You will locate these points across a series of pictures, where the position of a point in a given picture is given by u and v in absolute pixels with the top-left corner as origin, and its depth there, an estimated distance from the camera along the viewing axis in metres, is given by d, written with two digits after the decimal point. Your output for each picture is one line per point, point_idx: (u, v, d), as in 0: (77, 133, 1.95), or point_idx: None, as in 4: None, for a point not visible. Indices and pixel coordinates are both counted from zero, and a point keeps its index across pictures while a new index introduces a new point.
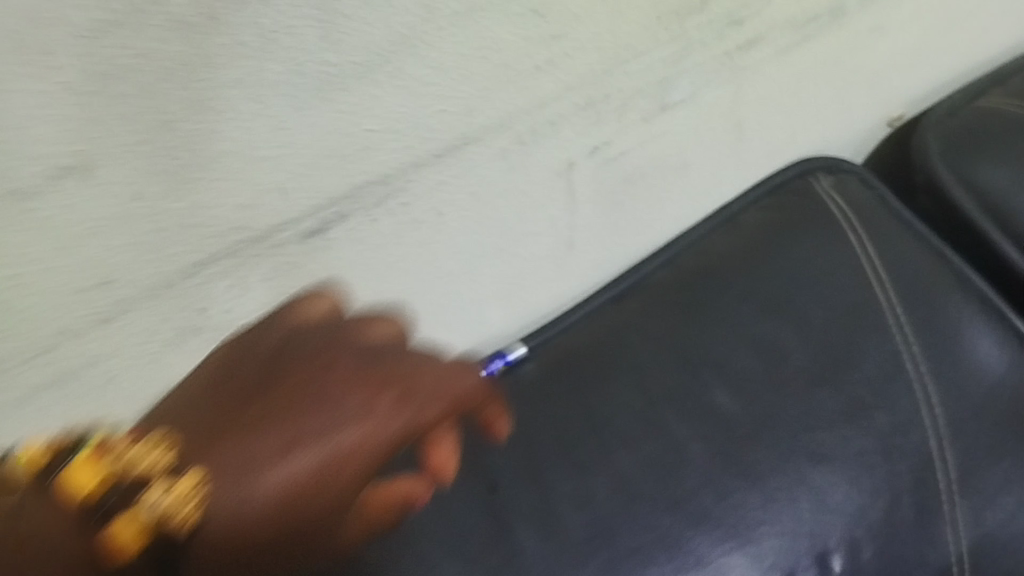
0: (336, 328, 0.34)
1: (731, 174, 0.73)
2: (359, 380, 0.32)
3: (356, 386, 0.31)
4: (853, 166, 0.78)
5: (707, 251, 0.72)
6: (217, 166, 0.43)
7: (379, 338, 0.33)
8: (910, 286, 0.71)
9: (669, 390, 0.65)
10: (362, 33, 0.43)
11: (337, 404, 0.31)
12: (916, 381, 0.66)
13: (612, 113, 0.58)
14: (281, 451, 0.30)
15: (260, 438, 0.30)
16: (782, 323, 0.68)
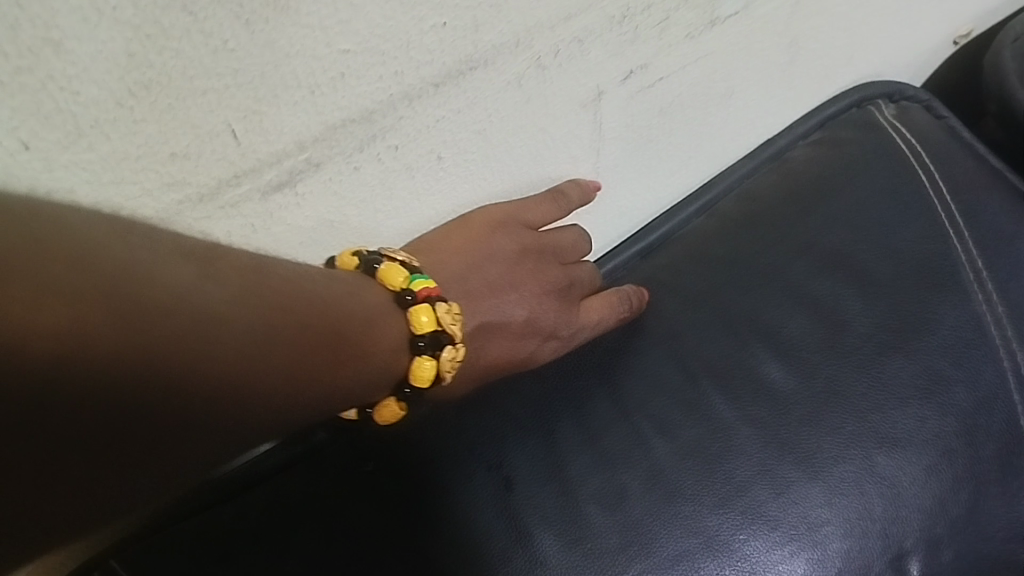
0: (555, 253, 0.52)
1: (780, 103, 0.61)
2: (546, 307, 0.51)
3: (545, 323, 0.51)
4: (918, 93, 0.67)
5: (749, 198, 0.62)
6: (135, 104, 0.31)
7: (563, 260, 0.53)
8: (988, 232, 0.60)
9: (710, 363, 0.55)
10: None
11: (529, 324, 0.50)
12: (1001, 349, 0.56)
13: (651, 28, 0.46)
14: (497, 341, 0.49)
15: (507, 299, 0.49)
16: (842, 280, 0.58)
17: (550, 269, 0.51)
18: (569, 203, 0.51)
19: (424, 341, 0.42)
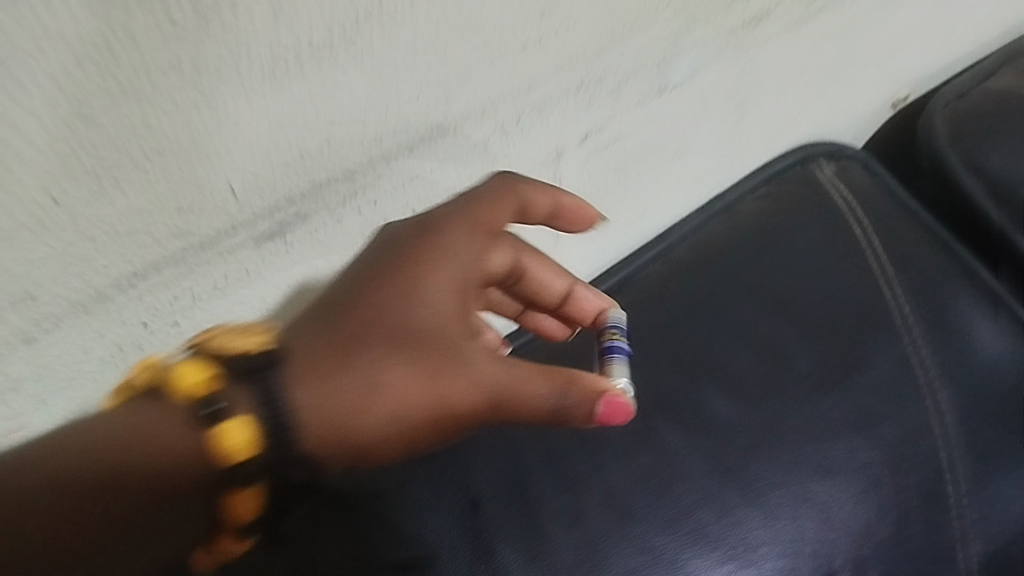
0: (425, 288, 0.40)
1: (730, 161, 0.68)
2: (455, 357, 0.40)
3: (473, 366, 0.40)
4: (857, 153, 0.73)
5: (703, 242, 0.67)
6: (151, 166, 0.37)
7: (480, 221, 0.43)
8: (915, 282, 0.66)
9: (662, 397, 0.60)
10: (321, 11, 0.36)
11: (459, 376, 0.40)
12: (925, 387, 0.62)
13: (604, 97, 0.52)
14: (382, 355, 0.39)
15: (396, 309, 0.39)
16: (784, 321, 0.63)
17: (430, 321, 0.40)
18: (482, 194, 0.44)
19: (218, 403, 0.35)
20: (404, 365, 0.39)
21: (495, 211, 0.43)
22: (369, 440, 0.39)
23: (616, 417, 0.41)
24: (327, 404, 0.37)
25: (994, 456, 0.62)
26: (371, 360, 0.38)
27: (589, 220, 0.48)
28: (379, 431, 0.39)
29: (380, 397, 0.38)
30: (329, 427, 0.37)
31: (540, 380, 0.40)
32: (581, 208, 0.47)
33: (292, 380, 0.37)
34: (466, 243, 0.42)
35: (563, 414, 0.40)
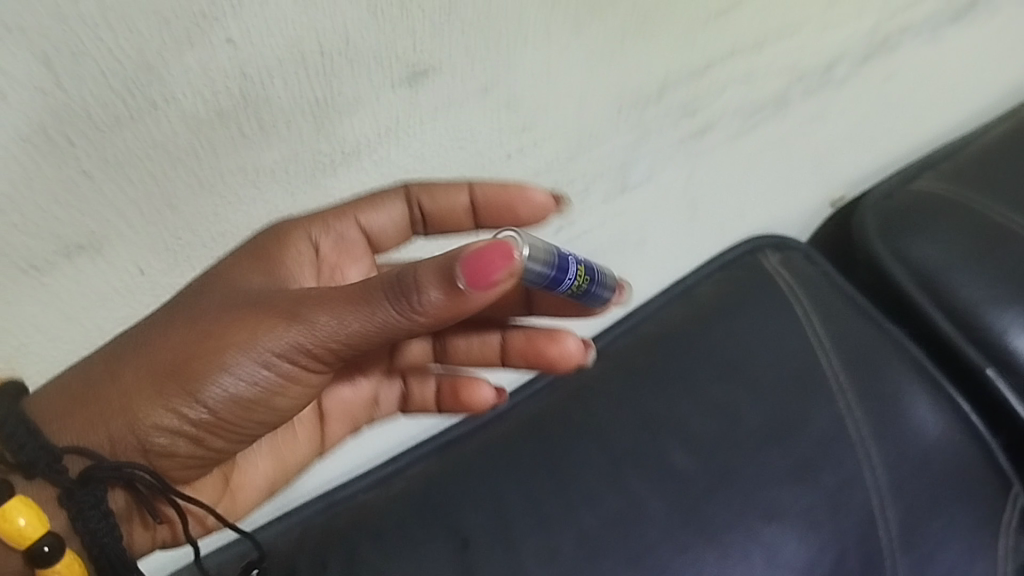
0: (240, 268, 0.45)
1: (687, 250, 0.79)
2: (257, 310, 0.42)
3: (269, 308, 0.42)
4: (799, 245, 0.84)
5: (664, 321, 0.77)
6: (217, 245, 0.47)
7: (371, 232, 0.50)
8: (849, 351, 0.76)
9: (628, 451, 0.69)
10: (352, 127, 0.47)
11: (253, 318, 0.42)
12: (858, 443, 0.71)
13: (575, 195, 0.63)
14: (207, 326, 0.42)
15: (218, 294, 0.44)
16: (734, 386, 0.72)
17: (227, 294, 0.43)
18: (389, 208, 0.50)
19: None
20: (196, 330, 0.42)
21: (376, 206, 0.49)
22: (168, 398, 0.42)
23: (487, 269, 0.36)
24: (119, 385, 0.42)
25: (920, 506, 0.71)
26: (161, 336, 0.43)
27: (535, 208, 0.49)
28: (181, 391, 0.42)
29: (163, 364, 0.42)
30: (117, 397, 0.42)
31: (352, 292, 0.39)
32: (503, 194, 0.49)
33: (109, 372, 0.42)
34: (336, 228, 0.49)
35: (405, 304, 0.37)
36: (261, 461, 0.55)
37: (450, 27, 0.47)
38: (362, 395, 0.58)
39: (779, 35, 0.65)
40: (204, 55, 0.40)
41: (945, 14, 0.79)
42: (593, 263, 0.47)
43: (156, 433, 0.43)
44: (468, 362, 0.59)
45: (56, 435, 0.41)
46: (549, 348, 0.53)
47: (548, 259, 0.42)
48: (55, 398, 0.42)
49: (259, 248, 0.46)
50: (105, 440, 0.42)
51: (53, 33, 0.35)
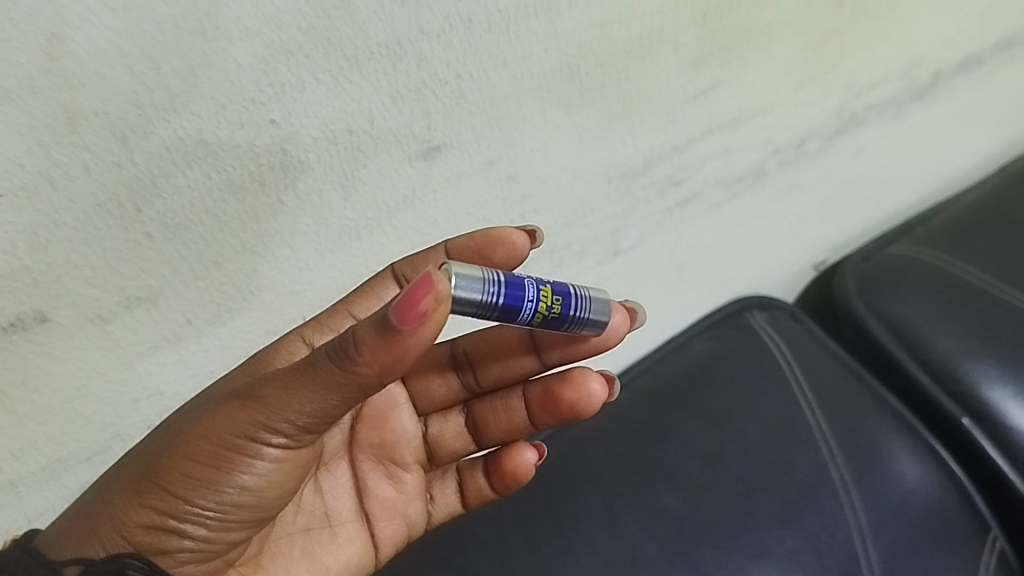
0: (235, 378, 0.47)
1: (678, 309, 0.85)
2: (229, 397, 0.43)
3: (229, 394, 0.42)
4: (783, 304, 0.90)
5: (659, 376, 0.83)
6: (254, 299, 0.54)
7: None
8: (831, 403, 0.81)
9: (625, 496, 0.74)
10: (374, 196, 0.54)
11: (215, 406, 0.43)
12: (840, 489, 0.76)
13: (572, 258, 0.69)
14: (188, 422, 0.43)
15: (205, 397, 0.45)
16: (724, 435, 0.78)
17: (211, 395, 0.45)
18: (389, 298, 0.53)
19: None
20: (171, 433, 0.44)
21: (371, 297, 0.52)
22: (148, 496, 0.43)
23: (412, 301, 0.35)
24: (115, 491, 0.44)
25: (902, 548, 0.76)
26: (146, 446, 0.44)
27: (511, 248, 0.50)
28: (167, 485, 0.43)
29: (148, 464, 0.43)
30: (105, 509, 0.43)
31: (300, 364, 0.39)
32: (476, 243, 0.50)
33: (112, 484, 0.44)
34: (335, 329, 0.52)
35: (346, 359, 0.37)
36: (294, 565, 0.51)
37: (460, 110, 0.54)
38: (407, 491, 0.56)
39: (752, 114, 0.73)
40: (251, 133, 0.47)
41: (907, 93, 0.87)
42: (568, 289, 0.44)
43: (146, 535, 0.43)
44: (503, 435, 0.57)
45: (57, 555, 0.43)
46: (568, 393, 0.52)
47: (484, 292, 0.39)
48: (59, 531, 0.44)
49: (255, 362, 0.50)
50: (99, 549, 0.43)
51: (129, 116, 0.43)
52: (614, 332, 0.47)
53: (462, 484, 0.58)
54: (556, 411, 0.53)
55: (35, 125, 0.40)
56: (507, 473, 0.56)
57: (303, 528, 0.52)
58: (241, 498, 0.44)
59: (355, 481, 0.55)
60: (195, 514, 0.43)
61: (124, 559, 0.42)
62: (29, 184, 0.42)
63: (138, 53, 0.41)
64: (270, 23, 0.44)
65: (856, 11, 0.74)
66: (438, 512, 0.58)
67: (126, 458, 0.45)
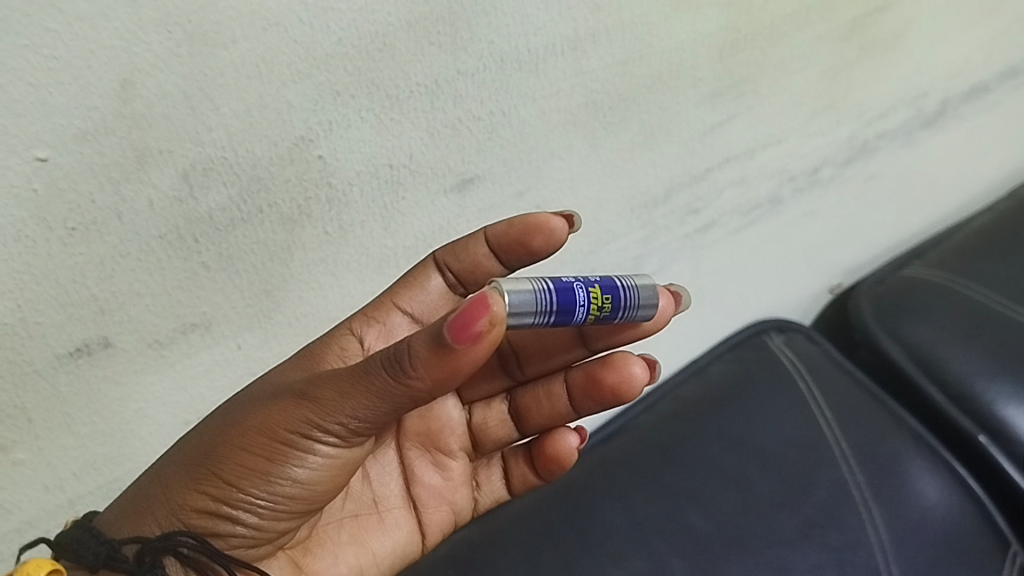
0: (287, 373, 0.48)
1: (698, 333, 0.87)
2: (284, 393, 0.44)
3: (286, 391, 0.44)
4: (801, 327, 0.93)
5: (681, 398, 0.85)
6: (299, 325, 0.57)
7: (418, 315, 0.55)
8: (850, 422, 0.84)
9: (651, 515, 0.76)
10: (411, 226, 0.57)
11: (271, 401, 0.44)
12: (862, 506, 0.78)
13: None
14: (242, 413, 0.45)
15: (258, 389, 0.47)
16: (746, 455, 0.80)
17: (265, 388, 0.46)
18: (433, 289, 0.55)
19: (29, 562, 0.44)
20: (226, 423, 0.45)
21: (416, 287, 0.55)
22: (204, 483, 0.44)
23: (468, 321, 0.37)
24: (173, 476, 0.45)
25: (924, 564, 0.77)
26: (202, 434, 0.46)
27: (550, 234, 0.52)
28: (220, 474, 0.44)
29: (204, 451, 0.45)
30: (161, 490, 0.45)
31: (356, 366, 0.41)
32: (513, 229, 0.52)
33: (169, 468, 0.46)
34: (382, 321, 0.54)
35: (400, 367, 0.39)
36: (342, 550, 0.52)
37: (492, 143, 0.58)
38: (453, 477, 0.57)
39: (767, 143, 0.76)
40: (301, 168, 0.50)
41: (916, 121, 0.89)
42: (615, 284, 0.46)
43: (198, 518, 0.44)
44: (545, 421, 0.57)
45: (117, 532, 0.44)
46: (610, 376, 0.53)
47: (538, 307, 0.42)
48: (115, 511, 0.46)
49: (306, 355, 0.51)
50: (155, 527, 0.44)
51: (190, 154, 0.46)
52: (661, 315, 0.50)
53: (507, 471, 0.59)
54: (598, 396, 0.54)
55: (106, 163, 0.43)
56: (551, 459, 0.57)
57: (352, 513, 0.53)
58: (292, 490, 0.45)
59: (404, 468, 0.56)
60: (246, 502, 0.44)
61: (178, 537, 0.44)
62: (99, 217, 0.45)
63: (201, 96, 0.44)
64: (320, 66, 0.47)
65: (865, 44, 0.77)
66: (484, 498, 0.59)
67: (181, 444, 0.47)
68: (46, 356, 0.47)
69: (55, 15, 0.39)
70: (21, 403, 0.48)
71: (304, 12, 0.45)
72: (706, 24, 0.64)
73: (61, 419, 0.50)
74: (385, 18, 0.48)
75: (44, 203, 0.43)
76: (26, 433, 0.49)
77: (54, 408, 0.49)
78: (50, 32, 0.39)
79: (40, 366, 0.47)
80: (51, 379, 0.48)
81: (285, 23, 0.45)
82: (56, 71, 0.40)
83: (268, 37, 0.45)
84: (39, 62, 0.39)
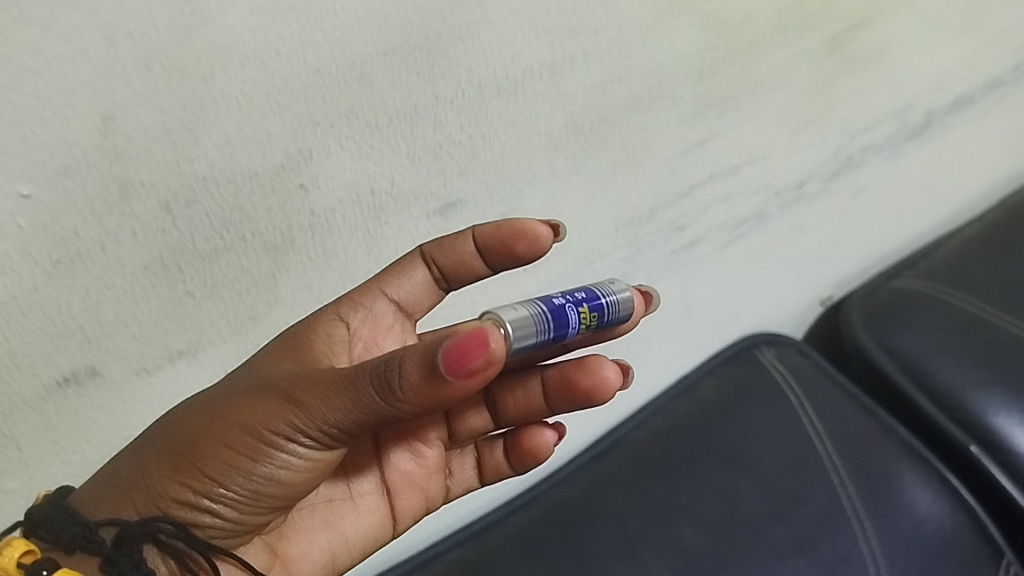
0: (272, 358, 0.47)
1: (689, 347, 0.88)
2: (269, 388, 0.43)
3: (273, 387, 0.43)
4: (790, 340, 0.93)
5: (672, 413, 0.86)
6: None
7: (400, 302, 0.53)
8: (840, 434, 0.84)
9: (643, 531, 0.76)
10: (395, 250, 0.58)
11: (257, 396, 0.43)
12: (853, 518, 0.78)
13: None
14: (226, 402, 0.44)
15: (243, 378, 0.46)
16: (736, 469, 0.80)
17: (251, 378, 0.45)
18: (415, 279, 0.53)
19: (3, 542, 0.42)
20: (211, 412, 0.44)
21: (400, 275, 0.53)
22: (184, 474, 0.43)
23: (464, 355, 0.36)
24: (152, 461, 0.44)
25: None
26: (183, 419, 0.45)
27: (535, 240, 0.51)
28: (198, 466, 0.43)
29: (186, 440, 0.43)
30: (141, 475, 0.44)
31: (347, 373, 0.40)
32: (503, 233, 0.51)
33: (148, 451, 0.44)
34: (366, 305, 0.52)
35: (390, 384, 0.38)
36: (317, 536, 0.52)
37: (473, 168, 0.58)
38: (428, 465, 0.56)
39: (751, 160, 0.77)
40: (283, 197, 0.51)
41: (901, 133, 0.90)
42: (599, 298, 0.47)
43: (176, 508, 0.43)
44: (520, 415, 0.55)
45: (93, 514, 0.43)
46: (583, 379, 0.48)
47: (539, 328, 0.42)
48: (92, 488, 0.45)
49: (289, 336, 0.49)
50: (134, 511, 0.43)
51: (173, 186, 0.47)
52: (635, 316, 0.50)
53: (480, 460, 0.59)
54: (572, 398, 0.50)
55: (89, 197, 0.44)
56: (527, 450, 0.57)
57: (326, 499, 0.53)
58: (273, 488, 0.44)
59: (381, 455, 0.55)
60: (224, 496, 0.43)
61: (156, 524, 0.43)
62: (83, 250, 0.45)
63: (181, 129, 0.45)
64: (299, 97, 0.48)
65: (846, 60, 0.78)
66: (457, 486, 0.58)
67: (159, 425, 0.46)
68: (34, 386, 0.48)
69: (34, 54, 0.40)
70: (9, 433, 0.48)
71: (281, 44, 0.47)
72: (684, 46, 0.65)
73: (49, 447, 0.50)
74: (362, 48, 0.50)
75: (28, 238, 0.43)
76: (16, 462, 0.50)
77: (43, 437, 0.50)
78: (30, 71, 0.40)
79: (28, 396, 0.48)
80: (40, 409, 0.49)
81: (263, 55, 0.46)
82: (37, 109, 0.41)
83: (246, 70, 0.46)
84: (20, 101, 0.40)
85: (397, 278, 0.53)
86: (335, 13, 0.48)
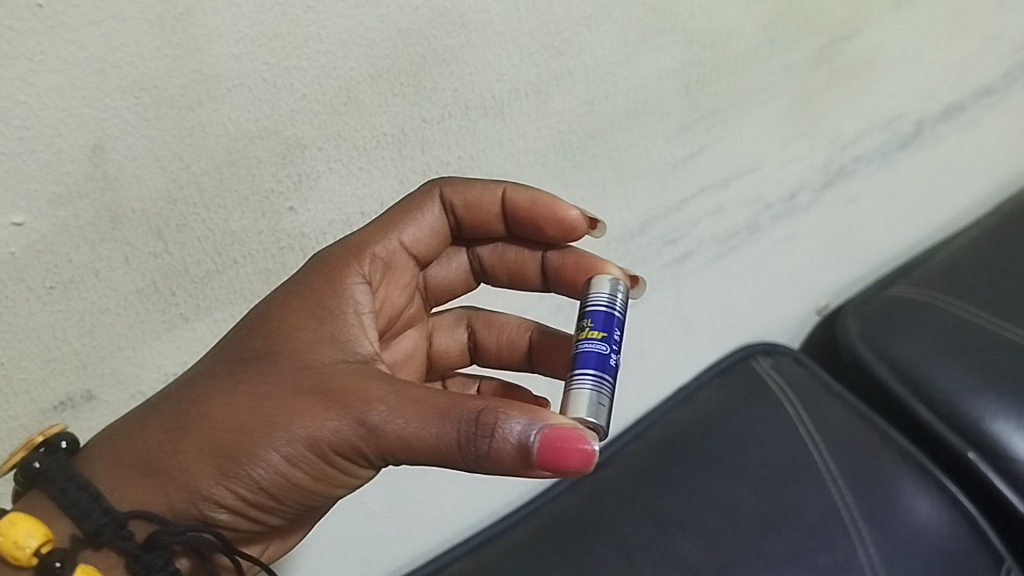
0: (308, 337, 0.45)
1: (686, 359, 0.88)
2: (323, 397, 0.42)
3: (329, 396, 0.42)
4: (787, 350, 0.93)
5: (670, 425, 0.86)
6: None
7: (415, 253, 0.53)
8: (838, 443, 0.84)
9: (641, 543, 0.76)
10: None
11: (313, 406, 0.42)
12: (852, 527, 0.78)
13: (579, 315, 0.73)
14: (275, 402, 0.42)
15: (283, 363, 0.44)
16: (734, 479, 0.80)
17: (295, 368, 0.43)
18: (431, 226, 0.53)
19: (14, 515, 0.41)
20: (257, 406, 0.42)
21: (417, 219, 0.52)
22: (227, 479, 0.43)
23: (565, 459, 0.38)
24: (188, 453, 0.43)
25: None
26: (223, 409, 0.43)
27: (564, 221, 0.54)
28: (241, 470, 0.42)
29: (230, 438, 0.42)
30: (179, 470, 0.43)
31: (422, 414, 0.40)
32: (535, 212, 0.54)
33: (182, 441, 0.43)
34: (379, 250, 0.50)
35: (473, 452, 0.39)
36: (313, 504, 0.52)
37: None
38: None
39: (741, 172, 0.77)
40: (273, 221, 0.52)
41: (893, 142, 0.91)
42: (609, 313, 0.47)
43: (213, 508, 0.43)
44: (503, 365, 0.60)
45: (119, 504, 0.42)
46: None
47: (607, 399, 0.44)
48: (117, 466, 0.43)
49: (304, 287, 0.47)
50: (167, 507, 0.43)
51: (162, 211, 0.47)
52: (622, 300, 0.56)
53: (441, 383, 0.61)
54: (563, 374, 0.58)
55: (82, 224, 0.45)
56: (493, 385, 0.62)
57: None
58: (308, 498, 0.45)
59: None
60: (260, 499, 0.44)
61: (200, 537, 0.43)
62: (76, 276, 0.46)
63: (170, 155, 0.46)
64: (286, 121, 0.49)
65: (834, 72, 0.79)
66: None
67: (192, 405, 0.44)
68: (31, 411, 0.48)
69: (24, 87, 0.41)
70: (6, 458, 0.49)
71: (267, 71, 0.47)
72: (669, 62, 0.66)
73: None
74: (348, 73, 0.50)
75: (23, 265, 0.44)
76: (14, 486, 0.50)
77: None
78: (21, 103, 0.41)
79: (26, 421, 0.48)
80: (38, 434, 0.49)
81: (249, 82, 0.47)
82: (28, 140, 0.42)
83: (233, 97, 0.47)
84: (11, 132, 0.41)
85: (411, 223, 0.52)
86: (319, 39, 0.48)
